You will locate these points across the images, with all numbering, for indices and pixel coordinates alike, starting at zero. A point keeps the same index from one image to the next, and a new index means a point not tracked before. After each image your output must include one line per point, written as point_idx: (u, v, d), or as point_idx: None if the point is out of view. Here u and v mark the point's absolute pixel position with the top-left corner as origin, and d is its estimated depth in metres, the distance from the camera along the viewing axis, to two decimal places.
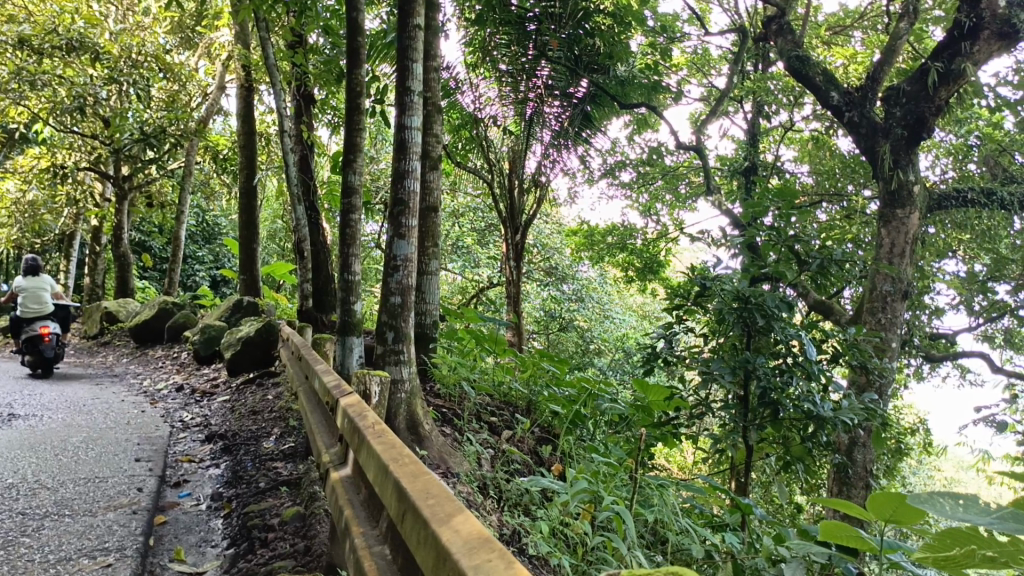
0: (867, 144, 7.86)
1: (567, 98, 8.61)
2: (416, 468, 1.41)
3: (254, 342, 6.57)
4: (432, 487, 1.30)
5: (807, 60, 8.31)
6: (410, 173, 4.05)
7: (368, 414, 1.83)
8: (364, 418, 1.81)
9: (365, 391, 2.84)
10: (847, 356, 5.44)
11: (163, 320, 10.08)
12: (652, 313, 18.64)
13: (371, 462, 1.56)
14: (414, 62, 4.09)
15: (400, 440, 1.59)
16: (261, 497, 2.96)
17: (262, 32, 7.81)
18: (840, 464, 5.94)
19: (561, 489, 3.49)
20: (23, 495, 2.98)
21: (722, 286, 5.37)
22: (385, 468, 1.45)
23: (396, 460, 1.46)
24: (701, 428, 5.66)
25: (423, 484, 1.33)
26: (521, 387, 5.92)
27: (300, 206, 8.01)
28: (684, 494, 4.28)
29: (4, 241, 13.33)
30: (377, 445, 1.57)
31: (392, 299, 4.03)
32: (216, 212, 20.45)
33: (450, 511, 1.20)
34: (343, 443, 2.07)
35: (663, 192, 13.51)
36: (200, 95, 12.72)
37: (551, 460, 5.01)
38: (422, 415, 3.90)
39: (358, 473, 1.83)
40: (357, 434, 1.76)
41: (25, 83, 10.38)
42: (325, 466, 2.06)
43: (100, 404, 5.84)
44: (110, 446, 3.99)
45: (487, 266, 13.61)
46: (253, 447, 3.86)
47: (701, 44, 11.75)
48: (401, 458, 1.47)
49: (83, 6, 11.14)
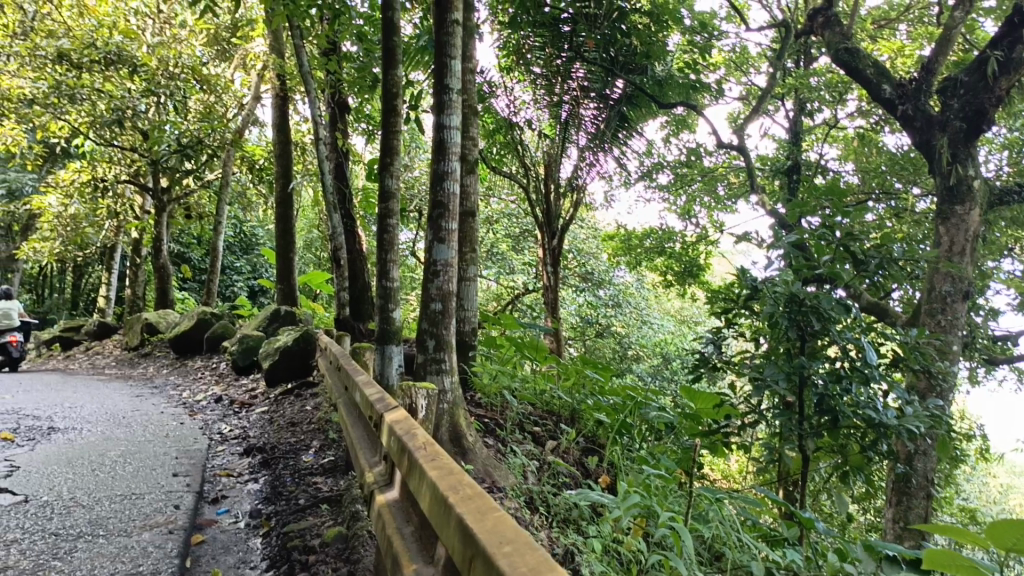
0: (922, 137, 7.57)
1: (603, 100, 8.44)
2: (483, 504, 1.24)
3: (293, 352, 6.49)
4: (505, 529, 1.14)
5: (857, 52, 8.11)
6: (449, 174, 3.92)
7: (418, 433, 1.68)
8: (414, 437, 1.65)
9: (411, 405, 2.71)
10: (908, 360, 5.18)
11: (201, 331, 10.06)
12: (690, 317, 18.33)
13: (426, 492, 1.39)
14: (453, 60, 3.96)
15: (458, 466, 1.44)
16: (300, 515, 2.83)
17: (297, 39, 7.75)
18: (901, 474, 5.66)
19: (612, 504, 3.32)
20: (58, 514, 2.88)
21: (773, 289, 5.14)
22: (444, 502, 1.29)
23: (457, 492, 1.30)
24: (753, 436, 5.43)
25: (494, 522, 1.17)
26: (565, 396, 5.75)
27: (336, 213, 7.93)
28: (741, 505, 4.07)
29: (47, 255, 13.47)
30: (432, 471, 1.41)
31: (432, 306, 3.90)
32: (254, 223, 20.64)
33: (532, 563, 1.05)
34: (388, 462, 1.93)
35: (701, 195, 13.28)
36: (236, 106, 12.80)
37: (598, 472, 4.83)
38: (465, 427, 3.73)
39: (406, 499, 1.68)
40: (406, 455, 1.61)
41: (65, 97, 10.59)
42: (370, 487, 1.91)
43: (138, 416, 5.78)
44: (147, 461, 3.90)
45: (523, 272, 13.45)
46: (292, 461, 3.74)
47: (740, 42, 11.52)
48: (463, 489, 1.31)
49: (121, 19, 11.29)
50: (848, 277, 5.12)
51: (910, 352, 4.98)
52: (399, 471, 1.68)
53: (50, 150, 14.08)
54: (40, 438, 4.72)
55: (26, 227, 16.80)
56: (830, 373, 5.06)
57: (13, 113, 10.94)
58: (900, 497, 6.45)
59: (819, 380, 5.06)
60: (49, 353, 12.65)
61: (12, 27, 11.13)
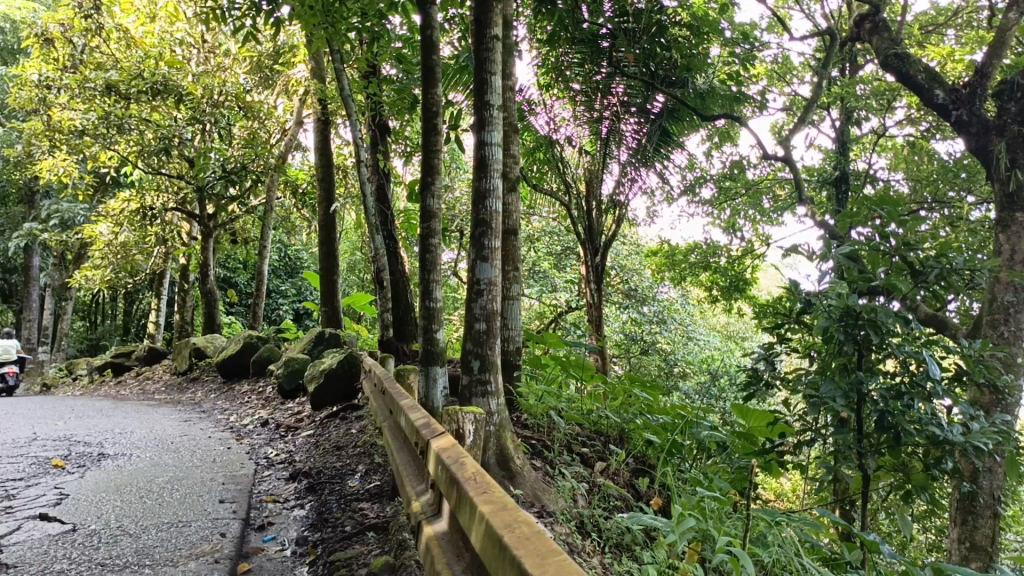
0: (978, 143, 7.33)
1: (644, 114, 8.37)
2: (541, 546, 1.16)
3: (338, 375, 6.46)
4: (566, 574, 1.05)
5: (908, 57, 7.84)
6: (491, 192, 3.86)
7: (467, 463, 1.59)
8: (462, 467, 1.57)
9: (459, 430, 2.64)
10: (972, 373, 4.97)
11: (248, 354, 10.15)
12: (736, 332, 18.02)
13: (478, 529, 1.31)
14: (493, 75, 3.90)
15: (513, 501, 1.35)
16: (347, 543, 2.77)
17: (337, 63, 7.81)
18: (968, 493, 5.41)
19: (667, 527, 3.20)
20: (105, 543, 2.87)
21: (827, 301, 4.96)
22: (498, 542, 1.21)
23: (511, 531, 1.21)
24: (811, 455, 5.24)
25: (554, 567, 1.08)
26: (613, 416, 5.63)
27: (378, 235, 7.93)
28: (802, 527, 3.92)
29: (98, 282, 13.76)
30: (483, 508, 1.32)
31: (477, 326, 3.83)
32: (298, 247, 20.93)
33: None
34: (436, 490, 1.85)
35: (745, 208, 13.06)
36: (279, 132, 12.99)
37: (649, 494, 4.70)
38: (513, 450, 3.63)
39: (455, 532, 1.59)
40: (454, 487, 1.52)
41: (113, 127, 10.92)
42: (418, 517, 1.84)
43: (186, 441, 5.80)
44: (194, 487, 3.88)
45: (566, 290, 13.34)
46: (338, 486, 3.69)
47: (781, 52, 11.35)
48: (518, 527, 1.23)
49: (166, 50, 11.50)
50: (907, 289, 4.93)
51: (974, 365, 4.77)
52: (447, 502, 1.61)
53: (100, 180, 14.44)
54: (90, 465, 4.76)
55: (78, 254, 17.25)
56: (890, 388, 4.86)
57: (64, 143, 11.30)
58: (966, 516, 6.17)
59: (878, 395, 4.87)
60: (101, 379, 12.89)
61: (62, 61, 11.45)
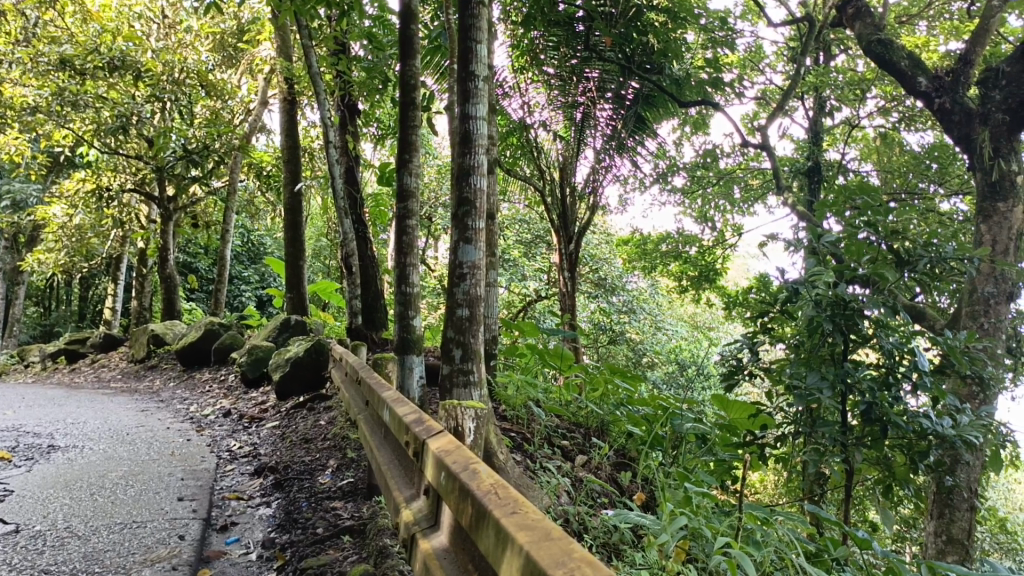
0: (962, 131, 7.29)
1: (619, 100, 8.27)
2: None
3: (304, 364, 6.19)
4: None
5: (891, 44, 7.82)
6: (475, 168, 3.64)
7: (484, 474, 1.37)
8: (475, 478, 1.35)
9: (457, 428, 2.45)
10: (960, 366, 4.88)
11: (209, 342, 9.79)
12: (703, 323, 18.08)
13: (512, 564, 1.09)
14: (479, 44, 3.68)
15: (555, 527, 1.12)
16: (320, 548, 2.55)
17: (305, 40, 7.44)
18: (951, 488, 5.32)
19: (655, 526, 3.03)
20: (49, 547, 2.60)
21: (813, 290, 4.83)
22: None
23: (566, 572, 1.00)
24: (795, 447, 5.10)
25: None
26: (592, 408, 5.46)
27: (347, 219, 7.60)
28: (791, 525, 3.82)
29: (52, 266, 13.26)
30: (522, 539, 1.10)
31: (459, 312, 3.61)
32: (261, 232, 20.56)
33: None
34: (433, 499, 1.62)
35: (716, 198, 12.97)
36: (243, 112, 12.64)
37: (631, 489, 4.53)
38: (497, 444, 3.41)
39: (464, 552, 1.37)
40: (471, 503, 1.29)
41: (67, 104, 10.34)
42: (412, 531, 1.62)
43: (144, 432, 5.51)
44: (151, 483, 3.61)
45: (535, 279, 13.16)
46: (307, 483, 3.45)
47: (755, 40, 11.26)
48: (572, 567, 1.01)
49: (124, 25, 11.01)
50: (893, 279, 4.83)
51: (961, 358, 4.69)
52: (455, 521, 1.39)
53: (53, 160, 13.92)
54: (38, 457, 4.45)
55: (31, 237, 16.63)
56: (877, 379, 4.76)
57: (16, 121, 10.82)
58: (943, 509, 6.14)
59: (866, 387, 4.76)
60: (54, 367, 12.42)
61: (15, 34, 10.89)
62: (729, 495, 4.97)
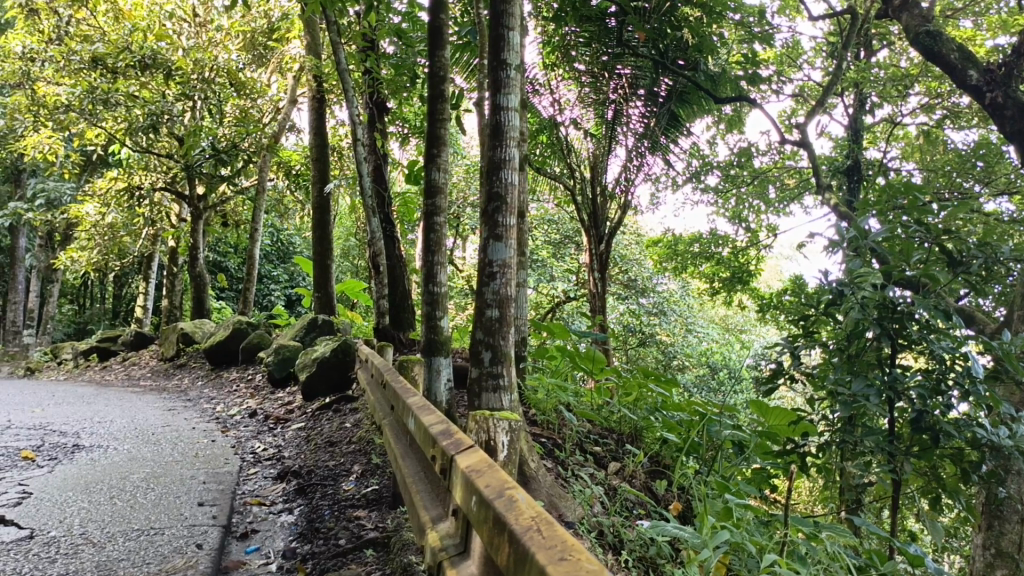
0: (1014, 127, 7.01)
1: (652, 97, 8.01)
2: None
3: (331, 364, 6.09)
4: None
5: (940, 36, 7.56)
6: (506, 162, 3.49)
7: (521, 503, 1.21)
8: (513, 508, 1.20)
9: (489, 442, 2.25)
10: (1013, 373, 4.64)
11: (238, 341, 9.75)
12: (735, 325, 17.78)
13: None
14: (511, 31, 3.55)
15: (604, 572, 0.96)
16: (342, 562, 2.42)
17: (334, 35, 7.33)
18: (1003, 500, 5.08)
19: (695, 539, 2.86)
20: (62, 555, 2.49)
21: (858, 293, 4.60)
22: None
23: None
24: (837, 456, 4.89)
25: None
26: (625, 412, 5.29)
27: (375, 217, 7.46)
28: (838, 540, 3.64)
29: (84, 264, 13.36)
30: None
31: (489, 313, 3.47)
32: (290, 232, 20.64)
33: None
34: (463, 523, 1.47)
35: (751, 197, 12.71)
36: (273, 111, 12.62)
37: (666, 498, 4.36)
38: (528, 452, 3.26)
39: None
40: (507, 539, 1.14)
41: (98, 102, 10.37)
42: (441, 559, 1.47)
43: (169, 432, 5.44)
44: (171, 487, 3.51)
45: (564, 280, 12.99)
46: (330, 490, 3.32)
47: (792, 36, 11.00)
48: None
49: (156, 24, 11.01)
50: (943, 281, 4.60)
51: (1017, 365, 4.45)
52: (488, 553, 1.25)
53: (86, 158, 14.03)
54: (61, 457, 4.38)
55: (65, 236, 16.80)
56: (926, 386, 4.53)
57: (49, 119, 10.88)
58: (991, 520, 5.89)
59: (915, 395, 4.53)
60: (85, 364, 12.52)
61: (48, 33, 10.98)
62: (767, 505, 4.77)
